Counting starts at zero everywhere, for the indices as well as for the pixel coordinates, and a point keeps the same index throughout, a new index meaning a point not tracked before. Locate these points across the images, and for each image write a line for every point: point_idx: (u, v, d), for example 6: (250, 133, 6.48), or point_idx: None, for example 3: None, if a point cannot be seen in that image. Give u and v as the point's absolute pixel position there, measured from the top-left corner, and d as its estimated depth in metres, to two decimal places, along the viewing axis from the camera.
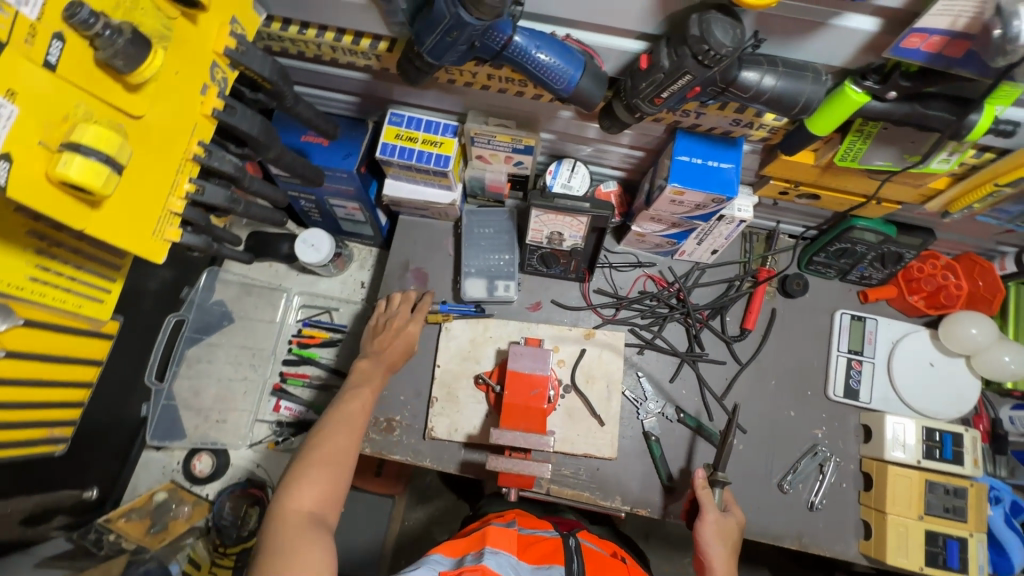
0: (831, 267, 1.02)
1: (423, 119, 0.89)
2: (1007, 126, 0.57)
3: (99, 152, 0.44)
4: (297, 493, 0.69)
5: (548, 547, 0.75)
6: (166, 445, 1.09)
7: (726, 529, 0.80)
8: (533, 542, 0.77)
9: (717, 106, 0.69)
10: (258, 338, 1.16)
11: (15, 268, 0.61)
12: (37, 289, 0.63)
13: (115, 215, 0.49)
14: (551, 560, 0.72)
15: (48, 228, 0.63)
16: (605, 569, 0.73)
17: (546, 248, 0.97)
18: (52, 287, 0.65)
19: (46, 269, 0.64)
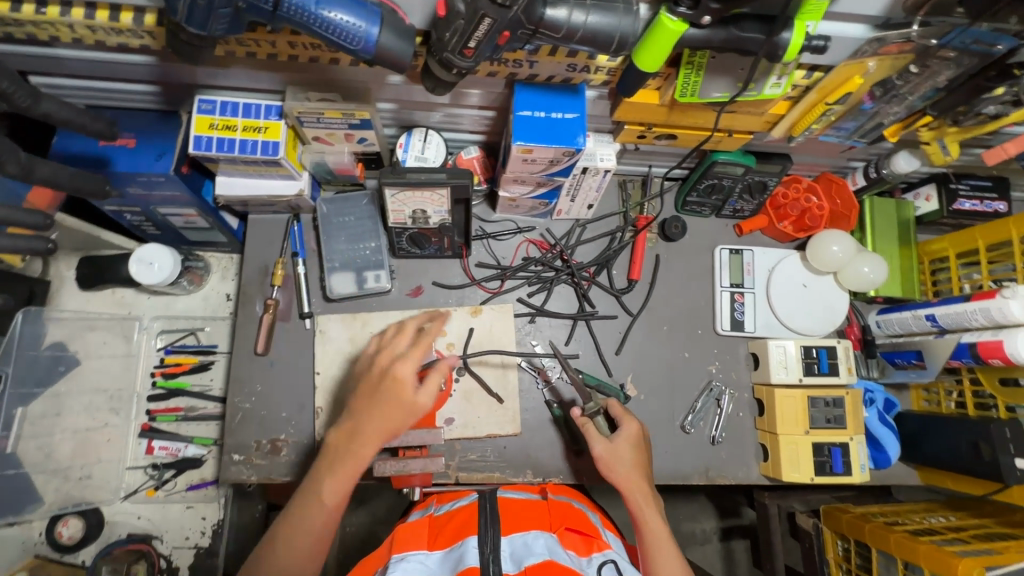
0: (705, 205, 1.02)
1: (239, 103, 0.77)
2: (820, 41, 0.55)
3: None
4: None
5: (462, 521, 0.74)
6: (20, 519, 0.94)
7: (622, 439, 0.79)
8: (446, 521, 0.75)
9: (546, 52, 0.63)
10: (114, 377, 1.02)
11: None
12: None
13: None
14: (464, 534, 0.71)
15: None
16: (521, 523, 0.73)
17: (412, 229, 0.90)
18: None
19: None
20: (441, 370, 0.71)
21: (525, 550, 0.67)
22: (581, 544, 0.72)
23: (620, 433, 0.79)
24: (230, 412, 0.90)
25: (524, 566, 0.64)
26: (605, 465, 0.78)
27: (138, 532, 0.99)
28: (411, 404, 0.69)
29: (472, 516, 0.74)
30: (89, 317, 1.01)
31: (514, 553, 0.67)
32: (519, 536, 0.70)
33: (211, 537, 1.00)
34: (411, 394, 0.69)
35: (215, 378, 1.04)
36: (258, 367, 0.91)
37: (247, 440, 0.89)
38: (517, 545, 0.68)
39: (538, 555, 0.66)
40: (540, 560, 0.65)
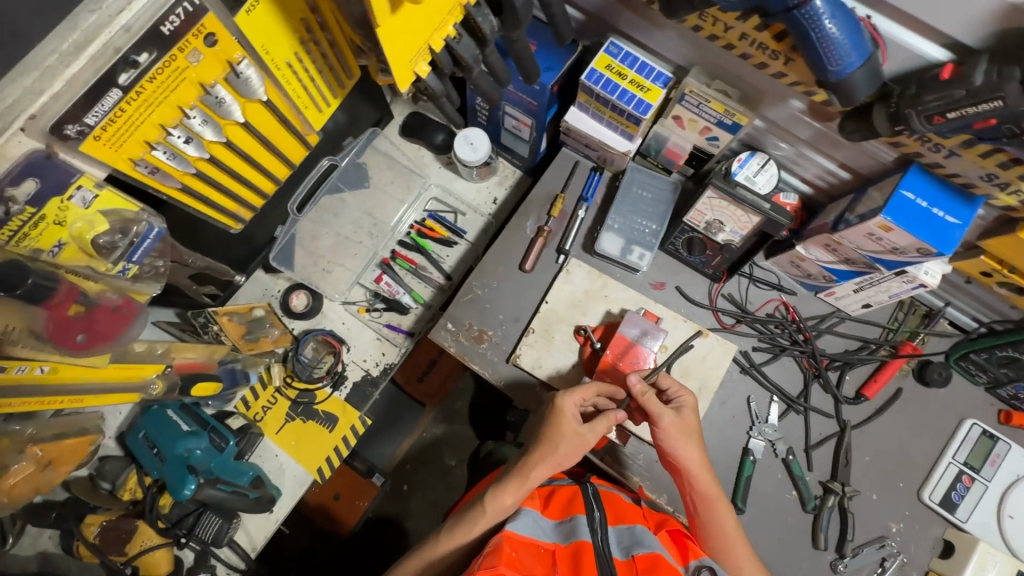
0: (984, 371, 0.92)
1: (639, 59, 0.85)
2: None
3: None
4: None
5: (566, 497, 0.79)
6: (275, 271, 1.15)
7: (672, 435, 0.81)
8: (550, 491, 0.82)
9: (979, 152, 0.62)
10: (383, 210, 1.20)
11: (284, 48, 0.68)
12: (286, 74, 0.71)
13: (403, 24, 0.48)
14: (572, 511, 0.77)
15: (320, 30, 0.72)
16: (625, 516, 0.77)
17: (698, 233, 0.94)
18: (295, 77, 0.72)
19: (298, 60, 0.71)
20: (608, 419, 0.82)
21: (633, 539, 0.72)
22: (676, 549, 0.74)
23: (683, 407, 0.84)
24: (464, 289, 1.01)
25: (633, 556, 0.69)
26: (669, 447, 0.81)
27: (337, 333, 1.15)
28: (577, 434, 0.80)
29: (578, 494, 0.79)
30: (392, 157, 1.21)
31: (622, 541, 0.72)
32: (625, 526, 0.75)
33: (380, 371, 1.14)
34: (573, 424, 0.80)
35: (450, 256, 1.18)
36: (503, 268, 1.02)
37: (464, 317, 0.99)
38: (624, 534, 0.73)
39: (645, 546, 0.70)
40: (648, 552, 0.69)
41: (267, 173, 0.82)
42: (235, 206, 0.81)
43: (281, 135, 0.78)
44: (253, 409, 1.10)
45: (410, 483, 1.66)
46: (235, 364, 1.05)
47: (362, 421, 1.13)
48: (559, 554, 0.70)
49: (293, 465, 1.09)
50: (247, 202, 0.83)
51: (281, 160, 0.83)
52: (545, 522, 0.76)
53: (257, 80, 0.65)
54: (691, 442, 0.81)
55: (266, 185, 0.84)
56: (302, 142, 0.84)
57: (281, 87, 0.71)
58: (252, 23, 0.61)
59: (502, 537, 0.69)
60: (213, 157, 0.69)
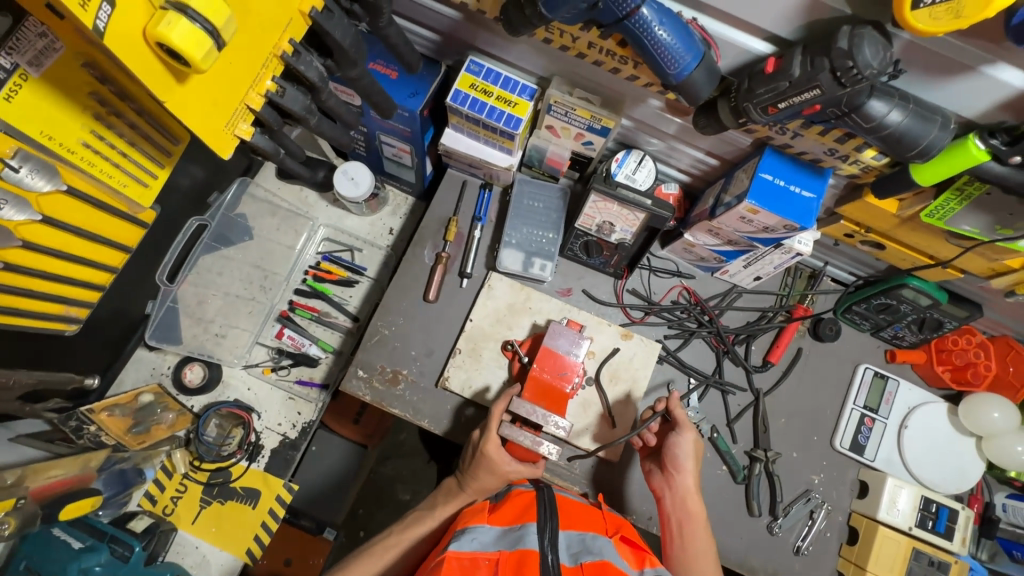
0: (867, 320, 0.99)
1: (502, 75, 0.84)
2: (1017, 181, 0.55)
3: (206, 19, 0.40)
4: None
5: (521, 505, 0.75)
6: (158, 348, 1.04)
7: (688, 451, 0.83)
8: (505, 500, 0.78)
9: (817, 130, 0.65)
10: (273, 259, 1.12)
11: (72, 128, 0.60)
12: (92, 160, 0.64)
13: (190, 97, 0.43)
14: (524, 518, 0.72)
15: (108, 95, 0.62)
16: (579, 522, 0.74)
17: (592, 236, 0.94)
18: (104, 161, 0.65)
19: (99, 138, 0.63)
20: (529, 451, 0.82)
21: (583, 546, 0.69)
22: (632, 556, 0.70)
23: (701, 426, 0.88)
24: (370, 331, 0.96)
25: (581, 562, 0.66)
26: (683, 460, 0.83)
27: (243, 401, 1.06)
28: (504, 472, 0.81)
29: (533, 502, 0.75)
30: (273, 202, 1.13)
31: (571, 549, 0.69)
32: (576, 533, 0.71)
33: (299, 432, 1.06)
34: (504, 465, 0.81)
35: (354, 296, 1.12)
36: (407, 301, 0.98)
37: (374, 362, 0.94)
38: (574, 541, 0.70)
39: (595, 552, 0.67)
40: (597, 559, 0.66)
41: (96, 266, 0.73)
42: (61, 308, 0.72)
43: (103, 225, 0.71)
44: (161, 503, 1.00)
45: (366, 529, 1.57)
46: (124, 465, 0.95)
47: (287, 488, 1.04)
48: (505, 563, 0.64)
49: (217, 551, 1.00)
50: (79, 299, 0.75)
51: (112, 247, 0.75)
52: (494, 533, 0.71)
53: (37, 174, 0.59)
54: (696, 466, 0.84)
55: (97, 278, 0.75)
56: (131, 222, 0.76)
57: (81, 170, 0.63)
58: (14, 108, 0.53)
59: (443, 557, 0.65)
60: (9, 264, 0.61)
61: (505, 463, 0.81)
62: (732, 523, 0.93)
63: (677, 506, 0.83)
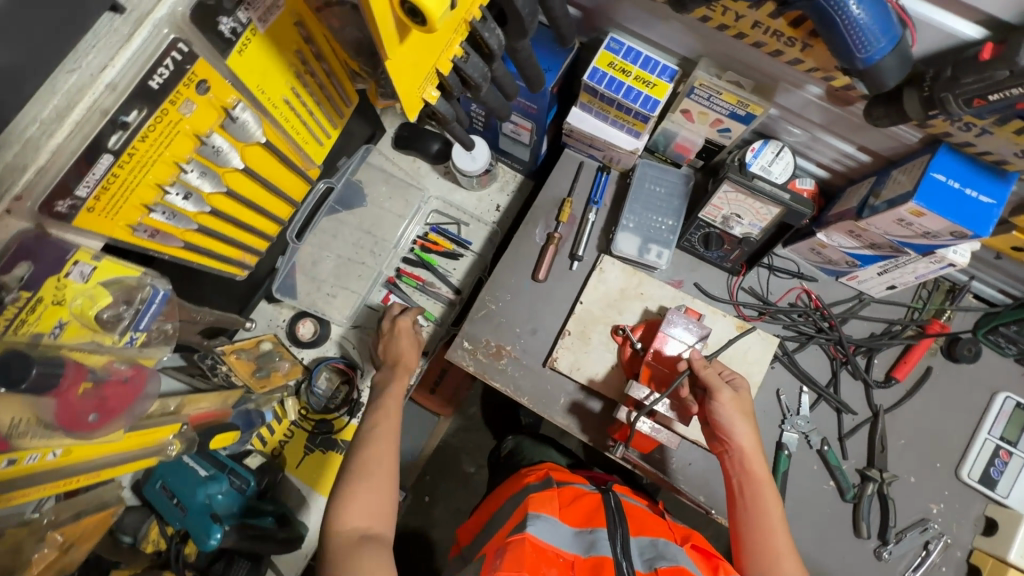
0: (1015, 344, 0.91)
1: (642, 54, 0.82)
2: None
3: None
4: (347, 508, 0.73)
5: (589, 508, 0.76)
6: (277, 301, 1.12)
7: (732, 412, 0.78)
8: (575, 496, 0.79)
9: (1014, 128, 0.59)
10: (384, 227, 1.16)
11: (280, 84, 0.65)
12: (289, 117, 0.69)
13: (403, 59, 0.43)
14: (594, 523, 0.74)
15: (307, 54, 0.67)
16: (649, 529, 0.74)
17: (715, 228, 0.91)
18: (297, 119, 0.71)
19: (296, 96, 0.68)
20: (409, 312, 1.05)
21: (656, 552, 0.69)
22: (704, 563, 0.70)
23: (739, 383, 0.81)
24: (477, 305, 0.98)
25: (655, 568, 0.66)
26: (729, 423, 0.77)
27: (349, 359, 1.11)
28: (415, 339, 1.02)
29: (602, 507, 0.76)
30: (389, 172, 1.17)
31: (644, 554, 0.69)
32: (648, 539, 0.72)
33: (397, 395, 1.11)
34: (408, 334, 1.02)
35: (458, 269, 1.14)
36: (515, 278, 0.99)
37: (480, 335, 0.96)
38: (646, 547, 0.70)
39: (669, 559, 0.67)
40: (673, 565, 0.66)
41: (268, 215, 0.81)
42: (239, 253, 0.81)
43: (282, 176, 0.78)
44: (270, 444, 1.08)
45: (435, 494, 1.62)
46: (249, 405, 1.02)
47: None
48: (579, 568, 0.66)
49: (318, 497, 1.06)
50: (250, 246, 0.83)
51: (282, 199, 0.82)
52: (568, 531, 0.72)
53: (253, 124, 0.64)
54: (748, 422, 0.78)
55: (268, 226, 0.83)
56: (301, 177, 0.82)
57: (280, 127, 0.69)
58: (243, 62, 0.58)
59: (523, 539, 0.66)
60: (215, 208, 0.69)
61: (404, 337, 1.01)
62: (835, 540, 0.89)
63: (737, 468, 0.78)
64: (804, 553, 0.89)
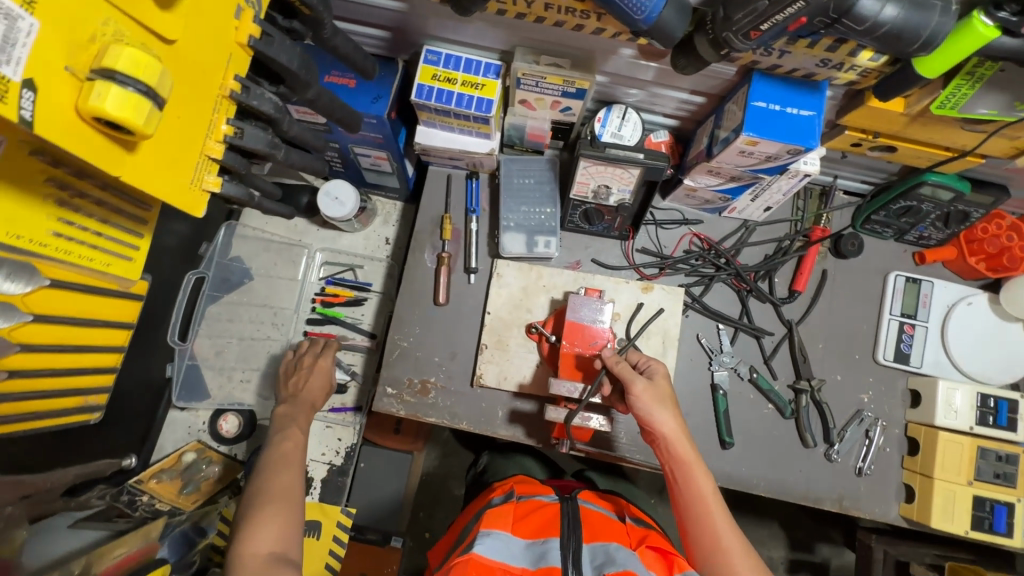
0: (889, 226, 0.96)
1: (462, 58, 0.80)
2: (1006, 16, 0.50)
3: (137, 81, 0.40)
4: (254, 536, 0.67)
5: (545, 517, 0.76)
6: (189, 406, 1.05)
7: (648, 402, 0.77)
8: (531, 508, 0.79)
9: (804, 43, 0.61)
10: (278, 295, 1.11)
11: (38, 222, 0.59)
12: (68, 249, 0.64)
13: (143, 163, 0.45)
14: (548, 532, 0.74)
15: (69, 176, 0.61)
16: (602, 532, 0.74)
17: (590, 203, 0.91)
18: (81, 247, 0.65)
19: (69, 224, 0.63)
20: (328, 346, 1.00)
21: (606, 556, 0.68)
22: (659, 563, 0.70)
23: (654, 370, 0.80)
24: (389, 347, 0.95)
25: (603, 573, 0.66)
26: (648, 414, 0.77)
27: None
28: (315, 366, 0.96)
29: (556, 517, 0.76)
30: (265, 238, 1.11)
31: (595, 560, 0.68)
32: (600, 543, 0.71)
33: (344, 458, 1.07)
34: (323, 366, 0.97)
35: (366, 314, 1.11)
36: (418, 309, 0.96)
37: (400, 376, 0.93)
38: (597, 551, 0.70)
39: (616, 562, 0.66)
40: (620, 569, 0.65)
41: (102, 348, 0.76)
42: (80, 400, 0.76)
43: (102, 304, 0.73)
44: (228, 548, 0.96)
45: (431, 530, 1.59)
46: (183, 525, 0.94)
47: (346, 513, 1.05)
48: None
49: None
50: (94, 386, 0.78)
51: (115, 326, 0.77)
52: (519, 545, 0.72)
53: (9, 279, 0.58)
54: (666, 408, 0.77)
55: (105, 359, 0.78)
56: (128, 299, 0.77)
57: (59, 262, 0.63)
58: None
59: (467, 558, 0.67)
60: (11, 371, 0.63)
61: (316, 375, 0.95)
62: (788, 458, 0.93)
63: (666, 455, 0.78)
64: (764, 480, 0.92)
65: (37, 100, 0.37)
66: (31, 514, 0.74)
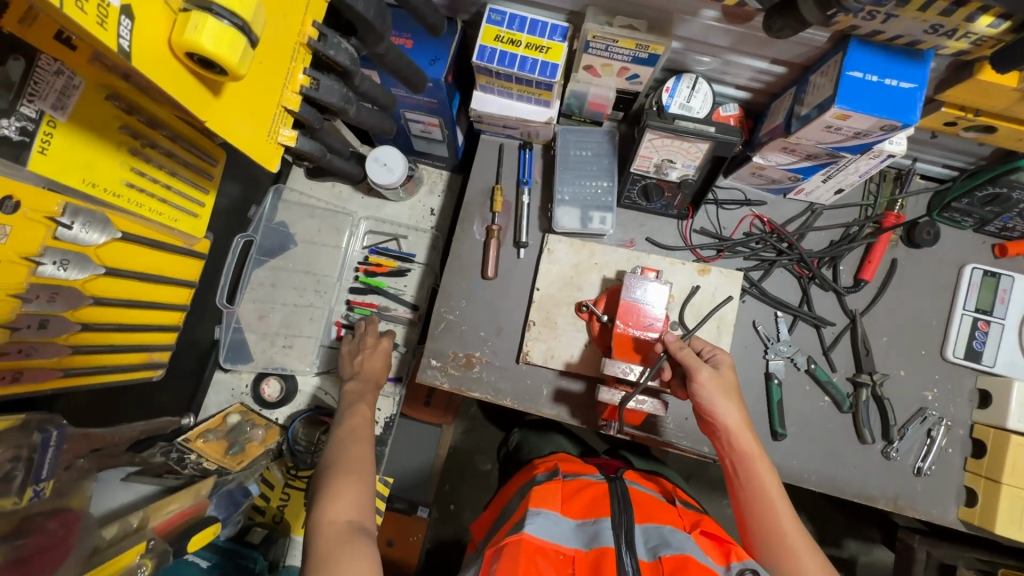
0: (971, 215, 0.89)
1: (527, 18, 0.76)
2: None
3: (232, 15, 0.38)
4: (333, 503, 0.67)
5: (593, 496, 0.74)
6: (234, 368, 1.06)
7: (712, 391, 0.74)
8: (578, 486, 0.76)
9: (917, 6, 0.55)
10: (322, 263, 1.10)
11: (114, 171, 0.61)
12: (142, 201, 0.66)
13: (227, 108, 0.43)
14: (596, 512, 0.71)
15: (140, 126, 0.62)
16: (655, 514, 0.71)
17: (650, 178, 0.86)
18: (151, 200, 0.67)
19: (141, 175, 0.65)
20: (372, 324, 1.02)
21: (661, 539, 0.66)
22: (716, 550, 0.66)
23: (719, 359, 0.78)
24: (435, 319, 0.93)
25: (660, 557, 0.64)
26: (712, 404, 0.74)
27: (324, 407, 1.07)
28: (375, 342, 0.98)
29: (605, 496, 0.74)
30: (310, 204, 1.10)
31: (648, 542, 0.67)
32: (654, 525, 0.69)
33: (383, 428, 1.07)
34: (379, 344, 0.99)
35: (409, 285, 1.09)
36: (465, 282, 0.94)
37: (446, 349, 0.92)
38: (651, 534, 0.68)
39: (673, 546, 0.64)
40: (677, 553, 0.63)
41: (163, 308, 0.76)
42: (145, 355, 0.77)
43: (166, 263, 0.73)
44: (269, 512, 1.03)
45: (458, 502, 1.60)
46: (230, 485, 0.96)
47: (383, 482, 1.07)
48: (580, 563, 0.64)
49: None
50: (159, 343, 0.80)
51: (177, 285, 0.77)
52: (569, 526, 0.70)
53: (90, 228, 0.59)
54: (731, 399, 0.74)
55: (168, 318, 0.79)
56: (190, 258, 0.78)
57: (131, 213, 0.65)
58: (55, 167, 0.55)
59: (520, 539, 0.64)
60: (86, 323, 0.64)
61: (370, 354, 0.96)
62: (843, 453, 0.89)
63: (727, 446, 0.75)
64: (815, 474, 0.89)
65: (135, 29, 0.35)
66: (94, 465, 0.75)
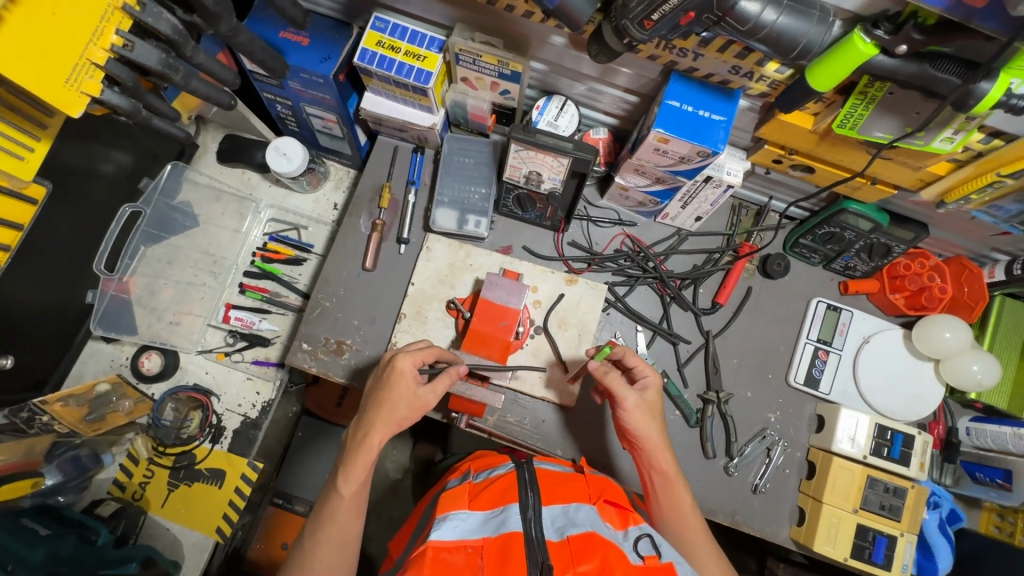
0: (816, 252, 0.97)
1: (408, 29, 0.82)
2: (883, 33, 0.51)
3: None
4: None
5: (501, 486, 0.71)
6: (115, 339, 1.06)
7: (637, 415, 0.78)
8: (486, 483, 0.73)
9: (716, 47, 0.63)
10: (220, 245, 1.12)
11: None
12: None
13: (11, 44, 0.50)
14: (505, 499, 0.68)
15: None
16: (561, 493, 0.70)
17: (522, 189, 0.92)
18: None
19: None
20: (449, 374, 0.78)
21: (567, 518, 0.65)
22: (617, 518, 0.68)
23: (645, 381, 0.81)
24: (311, 305, 0.96)
25: (566, 535, 0.62)
26: (633, 420, 0.78)
27: (202, 385, 1.07)
28: (416, 393, 0.75)
29: (511, 482, 0.71)
30: (215, 187, 1.13)
31: (556, 522, 0.65)
32: (560, 506, 0.68)
33: (259, 412, 1.07)
34: (412, 382, 0.75)
35: (304, 274, 1.12)
36: (344, 271, 0.97)
37: (318, 334, 0.94)
38: (558, 515, 0.66)
39: (580, 524, 0.64)
40: (583, 531, 0.62)
41: None
42: None
43: None
44: (129, 488, 1.03)
45: None
46: (78, 450, 0.98)
47: (253, 467, 1.05)
48: (488, 551, 0.61)
49: (187, 532, 1.02)
50: None
51: None
52: (476, 518, 0.66)
53: None
54: (654, 419, 0.79)
55: None
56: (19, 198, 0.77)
57: None
58: None
59: (426, 549, 0.61)
60: None
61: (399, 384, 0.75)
62: (689, 466, 0.92)
63: (648, 471, 0.79)
64: None
65: None
66: None
